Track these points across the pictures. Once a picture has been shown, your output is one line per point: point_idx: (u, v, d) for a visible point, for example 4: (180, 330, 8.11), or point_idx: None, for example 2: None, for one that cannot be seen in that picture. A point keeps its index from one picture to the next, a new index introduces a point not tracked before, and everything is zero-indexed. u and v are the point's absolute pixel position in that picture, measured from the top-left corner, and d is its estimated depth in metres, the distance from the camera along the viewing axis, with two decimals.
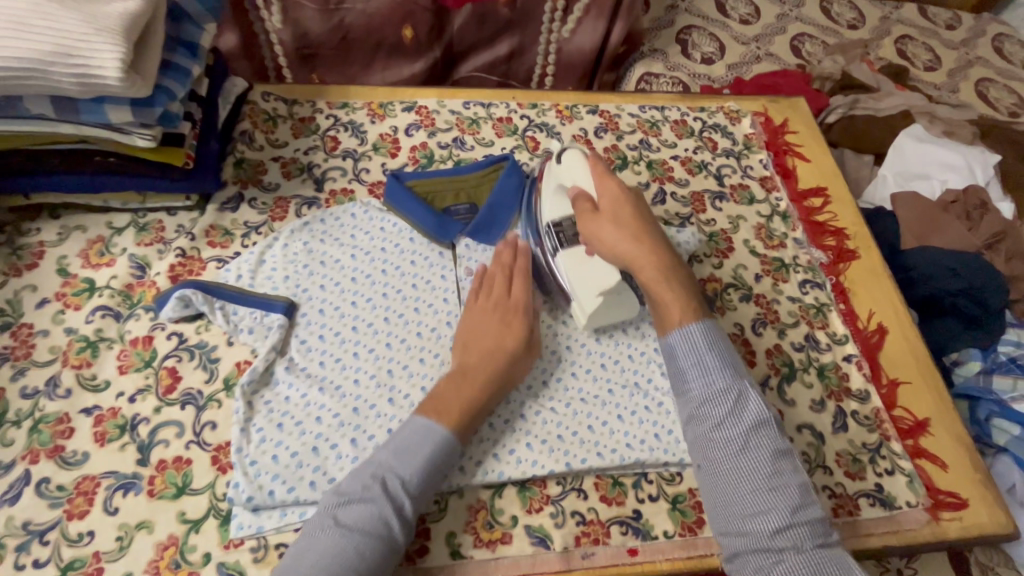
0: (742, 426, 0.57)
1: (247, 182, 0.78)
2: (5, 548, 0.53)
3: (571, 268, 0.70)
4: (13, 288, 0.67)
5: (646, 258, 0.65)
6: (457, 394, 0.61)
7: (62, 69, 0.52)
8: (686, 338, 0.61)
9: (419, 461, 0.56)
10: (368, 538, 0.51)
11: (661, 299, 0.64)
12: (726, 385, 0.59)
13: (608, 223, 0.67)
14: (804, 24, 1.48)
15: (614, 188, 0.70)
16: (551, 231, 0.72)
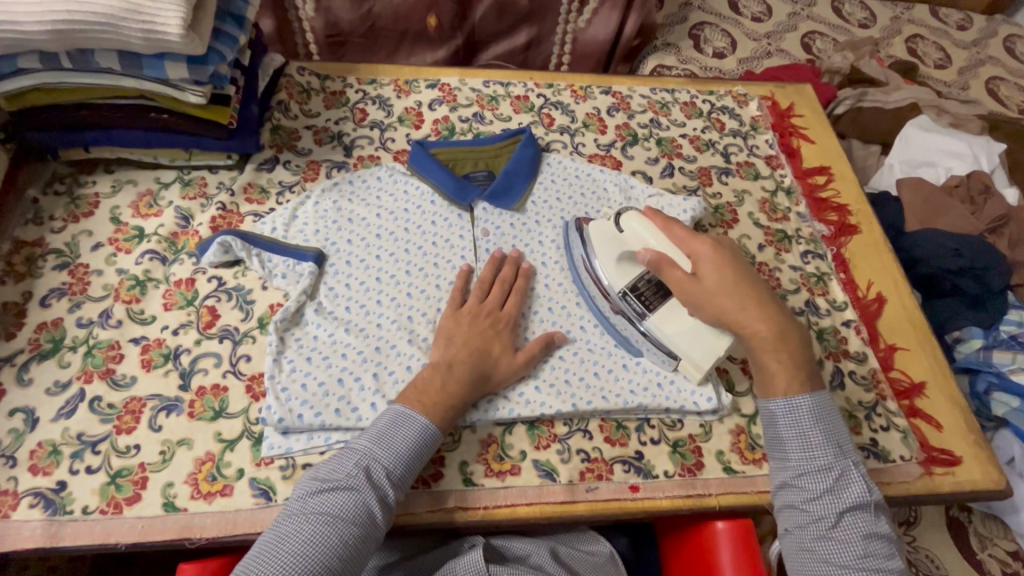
0: (838, 506, 0.58)
1: (283, 147, 0.84)
2: (61, 455, 0.59)
3: (671, 333, 0.69)
4: (71, 232, 0.73)
5: (759, 333, 0.64)
6: (439, 386, 0.62)
7: (132, 24, 0.59)
8: (792, 410, 0.62)
9: (402, 450, 0.57)
10: (351, 524, 0.53)
11: (768, 370, 0.63)
12: (827, 464, 0.60)
13: (710, 293, 0.66)
14: (815, 22, 1.52)
15: (709, 249, 0.68)
16: (625, 300, 0.71)
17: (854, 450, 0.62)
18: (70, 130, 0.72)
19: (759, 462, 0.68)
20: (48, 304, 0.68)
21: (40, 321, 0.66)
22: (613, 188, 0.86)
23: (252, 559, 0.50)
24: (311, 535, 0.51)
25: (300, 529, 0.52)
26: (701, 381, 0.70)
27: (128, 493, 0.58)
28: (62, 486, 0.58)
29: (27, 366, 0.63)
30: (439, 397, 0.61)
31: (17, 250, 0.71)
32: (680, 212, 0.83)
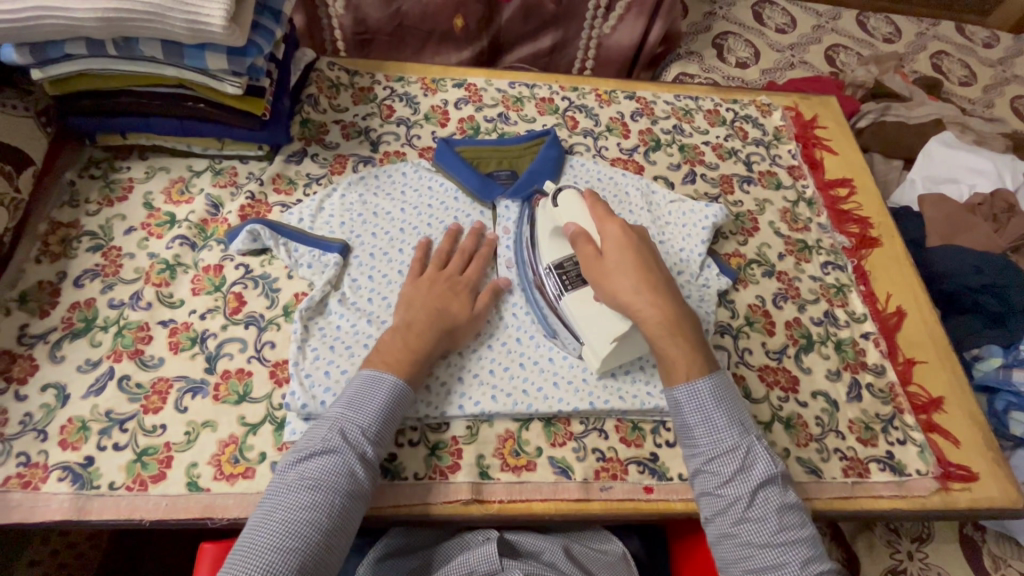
0: (749, 485, 0.57)
1: (311, 140, 0.85)
2: (89, 430, 0.60)
3: (579, 312, 0.67)
4: (105, 216, 0.74)
5: (652, 317, 0.61)
6: (400, 345, 0.63)
7: (178, 14, 0.60)
8: (693, 392, 0.60)
9: (374, 409, 0.58)
10: (337, 484, 0.53)
11: (668, 359, 0.61)
12: (733, 444, 0.58)
13: (610, 271, 0.64)
14: (839, 35, 1.52)
15: (616, 230, 0.66)
16: (552, 272, 0.70)
17: (756, 425, 0.61)
18: (109, 115, 0.74)
19: None
20: (82, 284, 0.69)
21: (73, 301, 0.68)
22: (635, 193, 0.87)
23: (242, 539, 0.50)
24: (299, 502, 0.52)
25: (287, 499, 0.52)
26: None
27: (153, 471, 0.59)
28: (89, 461, 0.59)
29: (60, 344, 0.65)
30: (406, 357, 0.62)
31: (53, 231, 0.72)
32: (702, 218, 0.84)
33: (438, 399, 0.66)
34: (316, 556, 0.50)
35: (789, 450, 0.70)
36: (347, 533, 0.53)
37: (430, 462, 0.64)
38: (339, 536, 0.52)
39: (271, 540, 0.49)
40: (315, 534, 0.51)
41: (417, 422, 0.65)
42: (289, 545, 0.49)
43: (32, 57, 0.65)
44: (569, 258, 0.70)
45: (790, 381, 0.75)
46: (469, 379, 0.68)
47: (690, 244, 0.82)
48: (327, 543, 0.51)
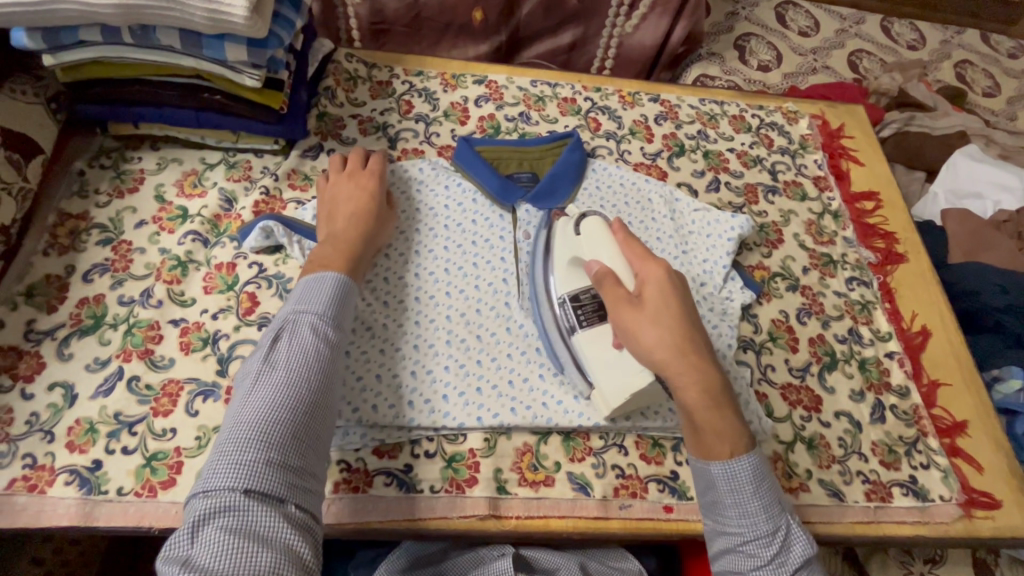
0: (787, 569, 0.54)
1: (327, 134, 0.83)
2: (97, 433, 0.58)
3: (597, 355, 0.63)
4: (115, 208, 0.72)
5: (688, 381, 0.56)
6: (334, 250, 0.64)
7: (198, 1, 0.58)
8: (732, 472, 0.55)
9: (324, 298, 0.58)
10: (310, 359, 0.54)
11: (704, 426, 0.57)
12: (773, 527, 0.55)
13: (649, 321, 0.58)
14: (863, 40, 1.49)
15: (656, 276, 0.61)
16: (566, 307, 0.67)
17: (788, 503, 0.58)
18: (122, 104, 0.71)
19: (795, 491, 0.67)
20: (91, 279, 0.67)
21: (82, 296, 0.66)
22: (658, 200, 0.85)
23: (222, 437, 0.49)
24: (276, 382, 0.51)
25: (259, 391, 0.51)
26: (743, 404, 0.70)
27: (163, 477, 0.57)
28: (97, 465, 0.57)
29: (68, 341, 0.63)
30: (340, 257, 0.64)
31: (62, 222, 0.70)
32: (727, 229, 0.82)
33: (456, 410, 0.64)
34: (303, 426, 0.51)
35: (811, 472, 0.68)
36: (331, 404, 0.54)
37: (447, 474, 0.62)
38: (321, 408, 0.53)
39: (253, 423, 0.49)
40: (302, 405, 0.51)
41: (434, 432, 0.64)
42: (276, 416, 0.49)
43: (44, 43, 0.62)
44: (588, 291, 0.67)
45: (813, 401, 0.73)
46: (487, 390, 0.66)
47: (714, 256, 0.80)
48: (314, 412, 0.52)
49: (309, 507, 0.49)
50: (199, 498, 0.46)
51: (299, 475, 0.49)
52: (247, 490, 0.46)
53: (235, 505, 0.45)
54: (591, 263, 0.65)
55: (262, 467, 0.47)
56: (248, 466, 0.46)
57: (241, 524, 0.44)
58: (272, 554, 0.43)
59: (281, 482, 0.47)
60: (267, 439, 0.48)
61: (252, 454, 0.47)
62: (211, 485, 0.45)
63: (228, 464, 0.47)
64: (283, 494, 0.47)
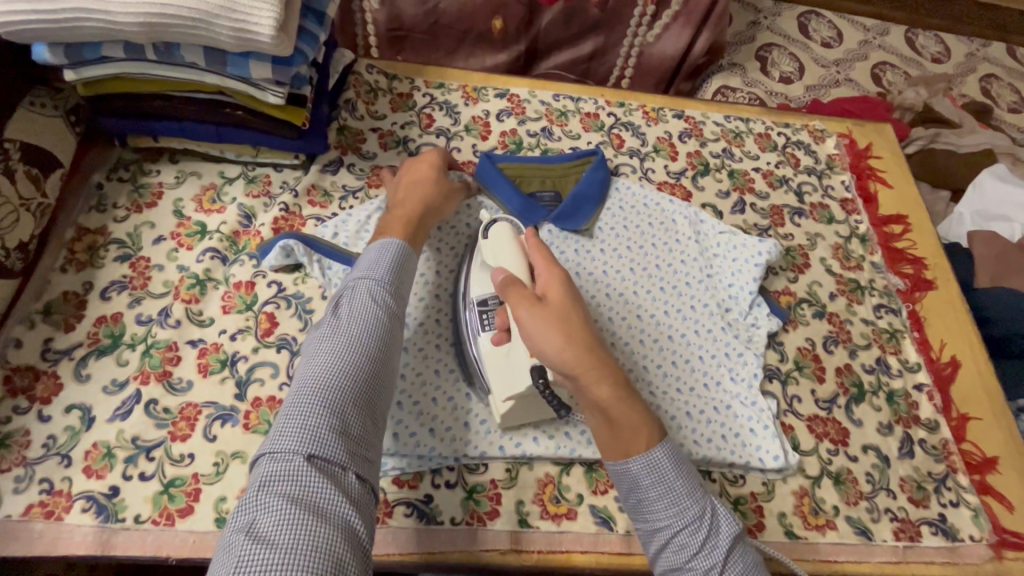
0: (717, 556, 0.51)
1: (347, 149, 0.82)
2: (115, 458, 0.58)
3: (490, 360, 0.61)
4: (133, 223, 0.71)
5: (604, 383, 0.52)
6: (394, 218, 0.66)
7: (224, 22, 0.57)
8: (651, 464, 0.53)
9: (385, 271, 0.58)
10: (373, 330, 0.53)
11: (623, 425, 0.53)
12: (698, 512, 0.52)
13: (556, 325, 0.52)
14: (887, 52, 1.46)
15: (559, 275, 0.56)
16: (474, 310, 0.64)
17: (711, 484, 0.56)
18: (142, 118, 0.70)
19: (822, 529, 0.65)
20: (108, 297, 0.66)
21: (99, 314, 0.65)
22: (683, 221, 0.83)
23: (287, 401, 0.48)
24: (342, 347, 0.51)
25: (324, 356, 0.51)
26: (768, 437, 0.68)
27: (181, 505, 0.56)
28: (115, 491, 0.56)
29: (85, 361, 0.62)
30: (402, 225, 0.64)
31: (80, 237, 0.69)
32: (754, 254, 0.80)
33: (478, 438, 0.63)
34: (366, 396, 0.49)
35: (838, 508, 0.67)
36: (390, 381, 0.53)
37: (468, 506, 0.61)
38: (382, 379, 0.52)
39: (319, 386, 0.48)
40: (365, 373, 0.50)
41: (456, 462, 0.63)
42: (341, 383, 0.48)
43: (65, 58, 0.61)
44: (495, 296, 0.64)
45: (840, 434, 0.72)
46: (509, 418, 0.65)
47: (740, 281, 0.78)
48: (376, 382, 0.51)
49: (367, 482, 0.46)
50: (263, 461, 0.44)
51: (359, 447, 0.47)
52: (311, 455, 0.44)
53: (298, 469, 0.43)
54: (495, 271, 0.60)
55: (327, 432, 0.45)
56: (313, 429, 0.45)
57: (303, 489, 0.42)
58: (330, 525, 0.41)
59: (343, 450, 0.45)
60: (333, 405, 0.47)
61: (317, 418, 0.46)
62: (278, 444, 0.44)
63: (295, 424, 0.45)
64: (344, 463, 0.45)
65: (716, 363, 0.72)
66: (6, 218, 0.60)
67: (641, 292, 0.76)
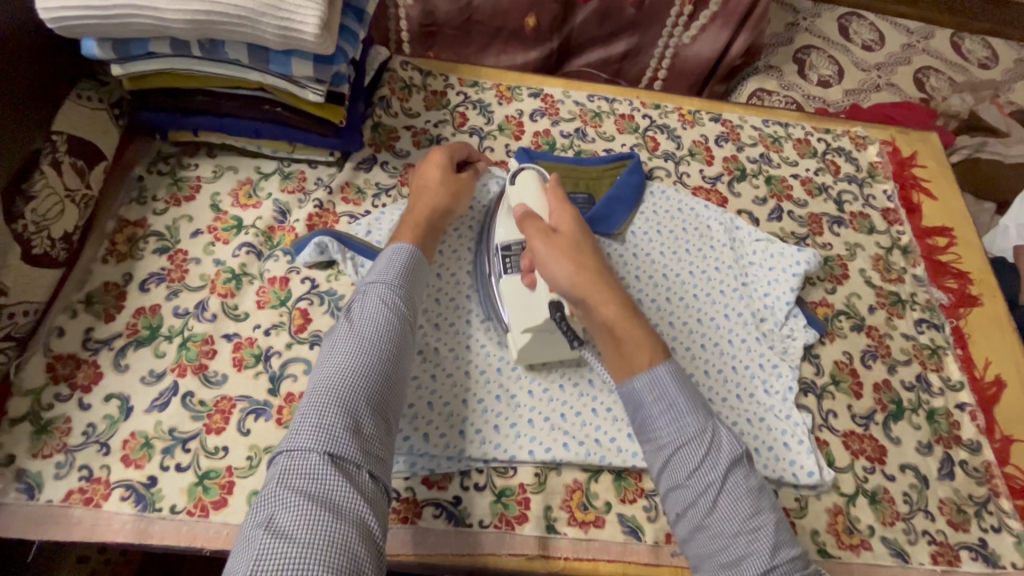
0: (718, 469, 0.51)
1: (381, 146, 0.82)
2: (153, 448, 0.59)
3: (511, 298, 0.64)
4: (172, 216, 0.72)
5: (609, 302, 0.57)
6: (405, 223, 0.66)
7: (271, 20, 0.58)
8: (653, 380, 0.54)
9: (399, 272, 0.58)
10: (386, 331, 0.54)
11: (627, 342, 0.56)
12: (698, 427, 0.52)
13: (565, 253, 0.59)
14: (931, 57, 1.41)
15: (570, 212, 0.63)
16: (497, 254, 0.68)
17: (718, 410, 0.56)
18: (183, 113, 0.71)
19: (857, 548, 0.64)
20: (147, 289, 0.67)
21: (138, 306, 0.66)
22: (718, 227, 0.81)
23: (302, 404, 0.49)
24: (354, 350, 0.51)
25: (337, 359, 0.51)
26: (803, 452, 0.66)
27: (215, 497, 0.57)
28: (152, 481, 0.57)
29: (124, 352, 0.63)
30: (412, 229, 0.65)
31: (121, 229, 0.70)
32: (792, 264, 0.78)
33: (507, 442, 0.63)
34: (377, 397, 0.50)
35: (873, 528, 0.65)
36: (402, 380, 0.54)
37: (496, 509, 0.61)
38: (394, 380, 0.52)
39: (331, 388, 0.49)
40: (377, 375, 0.51)
41: (484, 464, 0.62)
42: (355, 384, 0.49)
43: (113, 52, 0.63)
44: (518, 240, 0.68)
45: (877, 451, 0.70)
46: (539, 422, 0.64)
47: (777, 291, 0.77)
48: (388, 383, 0.52)
49: (380, 479, 0.48)
50: (280, 460, 0.46)
51: (373, 445, 0.48)
52: (326, 454, 0.45)
53: (314, 468, 0.44)
54: (517, 208, 0.65)
55: (341, 433, 0.46)
56: (327, 430, 0.46)
57: (318, 487, 0.44)
58: (346, 522, 0.42)
59: (358, 449, 0.47)
60: (346, 406, 0.48)
61: (331, 419, 0.47)
62: (293, 446, 0.46)
63: (309, 426, 0.46)
64: (357, 461, 0.46)
65: (750, 374, 0.71)
66: (52, 209, 0.62)
67: (674, 299, 0.74)
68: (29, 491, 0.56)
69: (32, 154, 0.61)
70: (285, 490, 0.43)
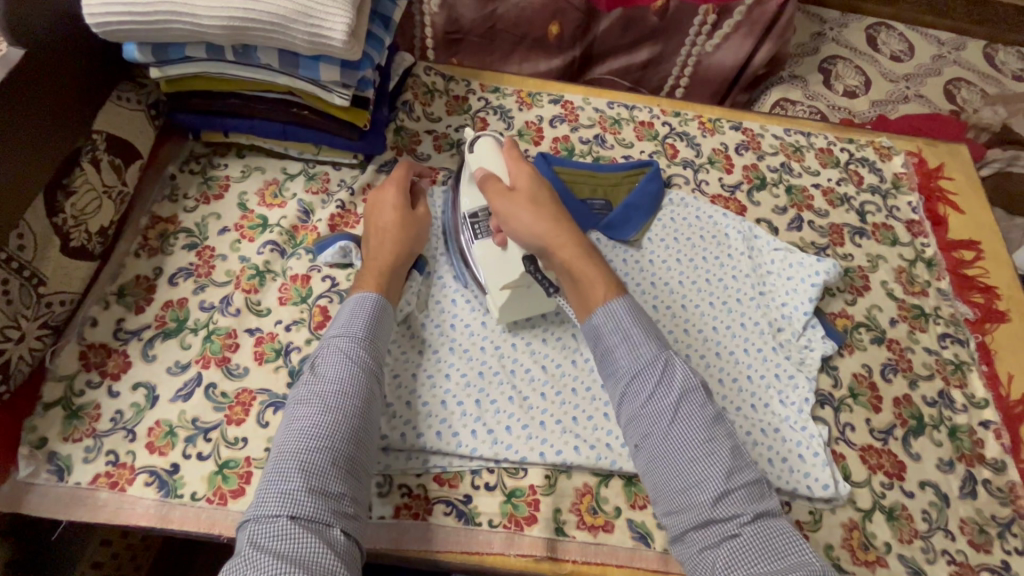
0: (670, 397, 0.54)
1: (403, 149, 0.83)
2: (177, 436, 0.61)
3: (484, 259, 0.68)
4: (202, 214, 0.75)
5: (563, 246, 0.61)
6: (370, 267, 0.66)
7: (302, 26, 0.61)
8: (608, 312, 0.58)
9: (362, 324, 0.59)
10: (349, 384, 0.55)
11: (582, 278, 0.60)
12: (652, 356, 0.55)
13: (523, 203, 0.63)
14: (962, 68, 1.38)
15: (526, 167, 0.67)
16: (466, 222, 0.70)
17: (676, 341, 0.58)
18: (214, 115, 0.75)
19: (872, 565, 0.62)
20: (176, 283, 0.69)
21: (167, 299, 0.68)
22: (736, 236, 0.81)
23: (269, 465, 0.51)
24: (317, 411, 0.53)
25: (300, 420, 0.53)
26: (818, 465, 0.65)
27: (234, 486, 0.59)
28: (175, 468, 0.59)
29: (152, 343, 0.66)
30: (377, 277, 0.65)
31: (153, 225, 0.73)
32: (811, 274, 0.77)
33: (518, 443, 0.63)
34: (345, 452, 0.51)
35: (890, 545, 0.64)
36: (372, 429, 0.55)
37: (506, 509, 0.61)
38: (362, 432, 0.53)
39: (295, 452, 0.50)
40: (341, 432, 0.52)
41: (495, 464, 0.63)
42: (317, 445, 0.51)
43: (152, 57, 0.66)
44: (484, 208, 0.70)
45: (896, 467, 0.68)
46: (550, 425, 0.64)
47: (795, 300, 0.76)
48: (355, 436, 0.53)
49: (352, 533, 0.50)
50: (250, 525, 0.48)
51: (342, 500, 0.50)
52: (293, 517, 0.47)
53: (283, 531, 0.47)
54: (478, 171, 0.69)
55: (305, 494, 0.48)
56: (292, 494, 0.48)
57: (289, 548, 0.46)
58: None
59: (324, 507, 0.48)
60: (308, 468, 0.49)
61: (295, 483, 0.48)
62: (262, 513, 0.48)
63: (275, 492, 0.48)
64: (326, 519, 0.48)
65: (766, 384, 0.70)
66: (90, 204, 0.65)
67: (689, 307, 0.74)
68: (59, 473, 0.58)
69: (74, 152, 0.65)
70: (255, 554, 0.45)
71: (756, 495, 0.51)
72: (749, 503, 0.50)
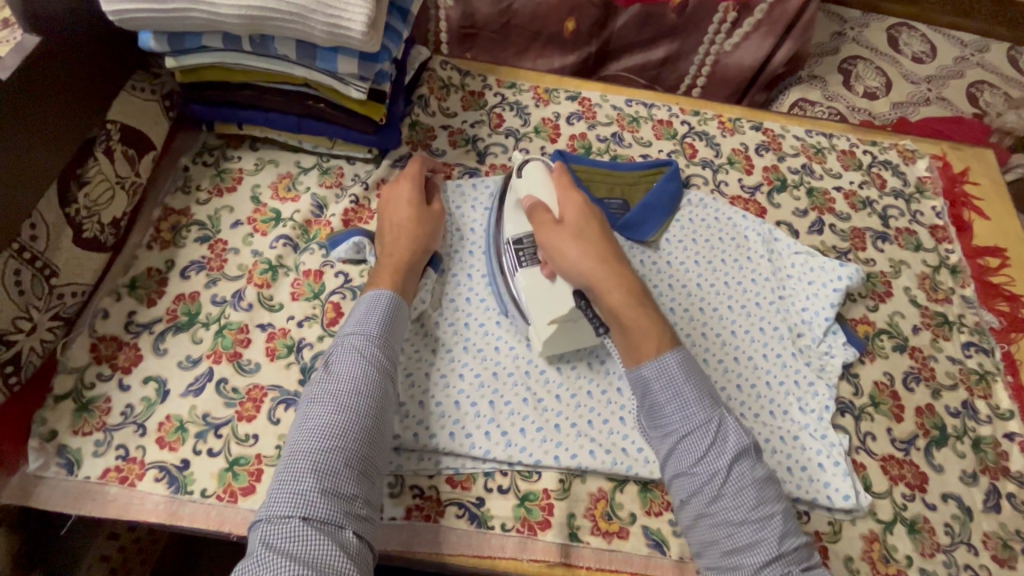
0: (723, 459, 0.53)
1: (418, 145, 0.82)
2: (187, 432, 0.60)
3: (529, 289, 0.64)
4: (214, 207, 0.74)
5: (613, 294, 0.59)
6: (385, 263, 0.65)
7: (320, 16, 0.60)
8: (661, 369, 0.56)
9: (377, 323, 0.58)
10: (363, 384, 0.54)
11: (633, 327, 0.58)
12: (705, 417, 0.54)
13: (572, 239, 0.61)
14: (986, 71, 1.35)
15: (577, 198, 0.64)
16: (510, 248, 0.67)
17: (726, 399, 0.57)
18: (229, 106, 0.74)
19: None
20: (188, 276, 0.69)
21: (178, 292, 0.67)
22: (755, 238, 0.79)
23: (282, 463, 0.50)
24: (331, 410, 0.52)
25: (313, 419, 0.52)
26: (838, 475, 0.64)
27: (244, 484, 0.58)
28: (186, 464, 0.58)
29: (164, 336, 0.65)
30: (393, 274, 0.64)
31: (165, 217, 0.72)
32: (833, 278, 0.75)
33: (533, 446, 0.62)
34: (359, 453, 0.50)
35: (911, 559, 0.62)
36: (385, 431, 0.54)
37: (519, 513, 0.60)
38: (376, 432, 0.52)
39: (308, 450, 0.49)
40: (354, 431, 0.51)
41: (508, 467, 0.62)
42: (331, 445, 0.50)
43: (168, 46, 0.65)
44: (528, 235, 0.67)
45: (918, 479, 0.67)
46: (565, 428, 0.63)
47: (816, 306, 0.74)
48: (369, 436, 0.52)
49: (365, 536, 0.49)
50: (261, 525, 0.47)
51: (355, 501, 0.49)
52: (305, 517, 0.46)
53: (295, 531, 0.46)
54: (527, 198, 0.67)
55: (318, 495, 0.47)
56: (304, 495, 0.47)
57: (300, 549, 0.45)
58: None
59: (337, 508, 0.48)
60: (322, 468, 0.48)
61: (306, 483, 0.48)
62: (274, 512, 0.47)
63: (287, 491, 0.48)
64: (339, 521, 0.47)
65: (785, 391, 0.69)
66: (103, 195, 0.64)
67: (708, 309, 0.73)
68: (68, 466, 0.58)
69: (87, 143, 0.64)
70: (266, 555, 0.45)
71: (804, 558, 0.52)
72: (796, 565, 0.51)
